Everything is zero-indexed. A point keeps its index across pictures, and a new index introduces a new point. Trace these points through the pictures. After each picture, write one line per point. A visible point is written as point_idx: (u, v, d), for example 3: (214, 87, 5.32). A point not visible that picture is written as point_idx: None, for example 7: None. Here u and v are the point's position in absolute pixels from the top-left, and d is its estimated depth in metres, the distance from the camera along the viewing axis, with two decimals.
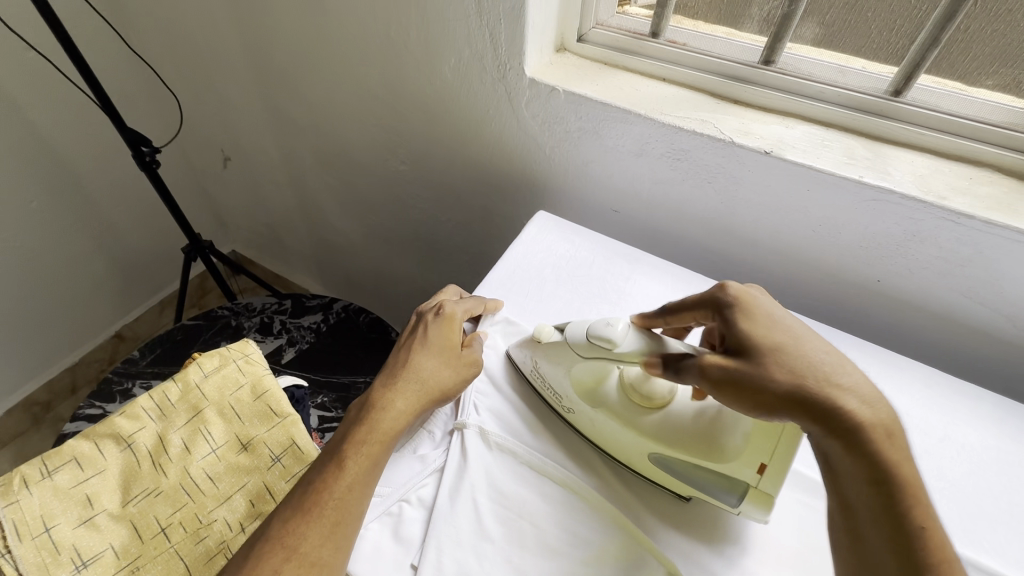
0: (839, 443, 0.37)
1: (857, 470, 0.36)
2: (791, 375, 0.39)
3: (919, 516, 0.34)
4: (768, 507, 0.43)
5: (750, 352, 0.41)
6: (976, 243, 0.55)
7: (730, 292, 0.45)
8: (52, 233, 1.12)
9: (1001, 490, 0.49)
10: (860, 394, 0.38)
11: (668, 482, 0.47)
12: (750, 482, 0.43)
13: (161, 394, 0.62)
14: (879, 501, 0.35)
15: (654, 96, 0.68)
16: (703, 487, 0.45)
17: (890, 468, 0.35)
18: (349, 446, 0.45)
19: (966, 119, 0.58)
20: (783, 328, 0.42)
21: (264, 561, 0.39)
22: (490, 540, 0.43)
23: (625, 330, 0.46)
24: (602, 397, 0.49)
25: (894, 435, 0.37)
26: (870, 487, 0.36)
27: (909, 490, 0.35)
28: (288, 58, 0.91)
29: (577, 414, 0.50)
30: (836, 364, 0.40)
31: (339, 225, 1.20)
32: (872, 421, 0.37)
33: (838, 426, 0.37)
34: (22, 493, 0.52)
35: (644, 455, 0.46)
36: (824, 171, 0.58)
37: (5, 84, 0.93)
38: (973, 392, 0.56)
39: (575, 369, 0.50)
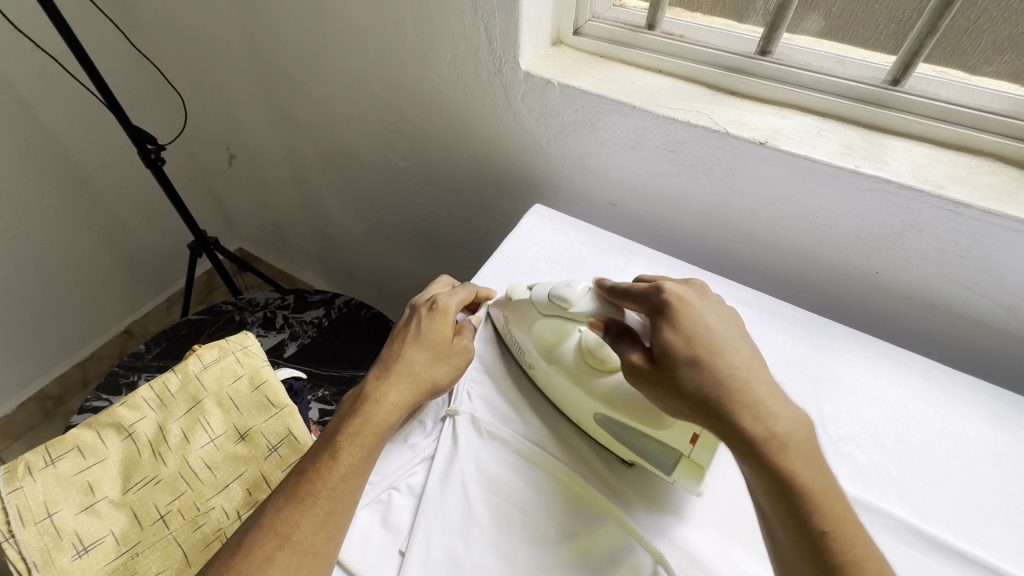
0: (743, 453, 0.39)
1: (760, 479, 0.38)
2: (700, 387, 0.41)
3: (817, 521, 0.36)
4: (700, 479, 0.44)
5: (668, 360, 0.42)
6: (975, 233, 0.54)
7: (665, 295, 0.45)
8: (62, 230, 1.14)
9: (998, 483, 0.48)
10: (763, 406, 0.40)
11: (611, 444, 0.48)
12: (682, 450, 0.44)
13: (162, 385, 0.63)
14: (780, 507, 0.37)
15: (650, 88, 0.67)
16: (644, 453, 0.46)
17: (789, 477, 0.37)
18: (342, 437, 0.46)
19: (966, 108, 0.57)
20: (702, 338, 0.43)
21: (257, 549, 0.39)
22: (478, 525, 0.44)
23: (581, 293, 0.50)
24: (558, 355, 0.50)
25: (794, 445, 0.39)
26: (773, 495, 0.38)
27: (808, 497, 0.37)
28: (289, 56, 0.92)
29: (537, 370, 0.52)
30: (746, 377, 0.41)
31: (342, 222, 1.21)
32: (771, 433, 0.39)
33: (741, 439, 0.39)
34: (27, 480, 0.54)
35: (589, 415, 0.48)
36: (820, 161, 0.57)
37: (15, 84, 0.95)
38: (973, 385, 0.55)
39: (537, 326, 0.52)
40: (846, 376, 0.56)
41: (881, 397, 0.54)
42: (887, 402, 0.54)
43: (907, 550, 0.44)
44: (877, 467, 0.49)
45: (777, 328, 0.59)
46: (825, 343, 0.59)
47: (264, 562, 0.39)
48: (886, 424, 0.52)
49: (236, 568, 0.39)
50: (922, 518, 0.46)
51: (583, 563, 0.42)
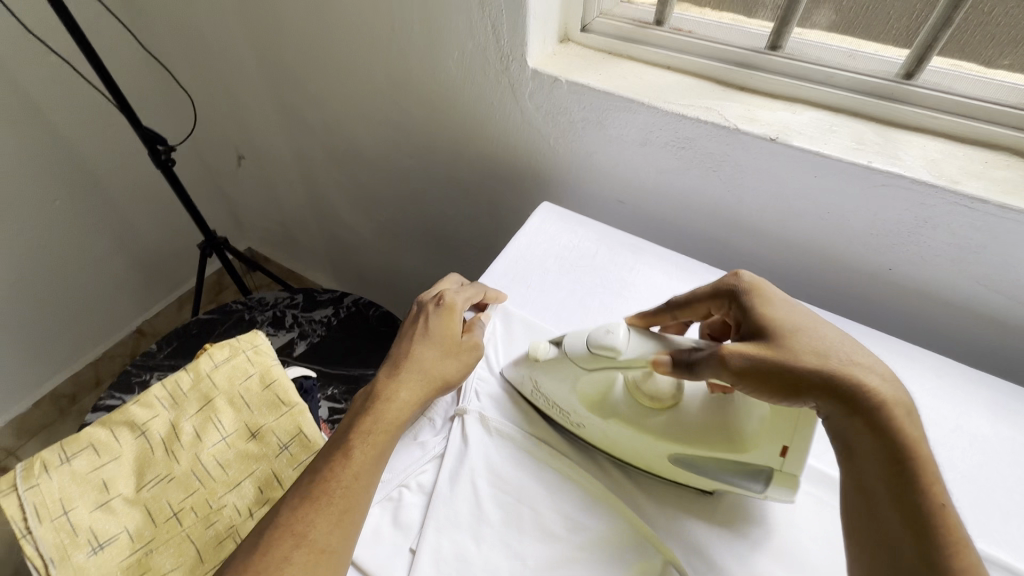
0: (858, 420, 0.36)
1: (875, 448, 0.36)
2: (812, 355, 0.38)
3: (935, 492, 0.33)
4: (793, 488, 0.43)
5: (769, 331, 0.41)
6: (990, 228, 0.53)
7: (744, 280, 0.46)
8: (74, 231, 1.15)
9: (1015, 482, 0.48)
10: (878, 374, 0.38)
11: (692, 481, 0.45)
12: (772, 466, 0.42)
13: (174, 383, 0.64)
14: (898, 477, 0.34)
15: (658, 84, 0.67)
16: (726, 480, 0.44)
17: (910, 445, 0.35)
18: (355, 435, 0.46)
19: (981, 101, 0.56)
20: (800, 312, 0.42)
21: (274, 548, 0.39)
22: (488, 523, 0.44)
23: (625, 332, 0.44)
24: (610, 408, 0.47)
25: (914, 412, 0.36)
26: (889, 465, 0.35)
27: (928, 469, 0.34)
28: (296, 56, 0.92)
29: (588, 427, 0.48)
30: (854, 346, 0.40)
31: (350, 221, 1.21)
32: (893, 399, 0.36)
33: (860, 403, 0.36)
34: (43, 477, 0.54)
35: (663, 459, 0.45)
36: (832, 157, 0.56)
37: (27, 86, 0.96)
38: (988, 383, 0.54)
39: (580, 382, 0.47)
40: None
41: None
42: None
43: None
44: None
45: None
46: None
47: (281, 561, 0.39)
48: None
49: (253, 567, 0.39)
50: None
51: (594, 562, 0.42)
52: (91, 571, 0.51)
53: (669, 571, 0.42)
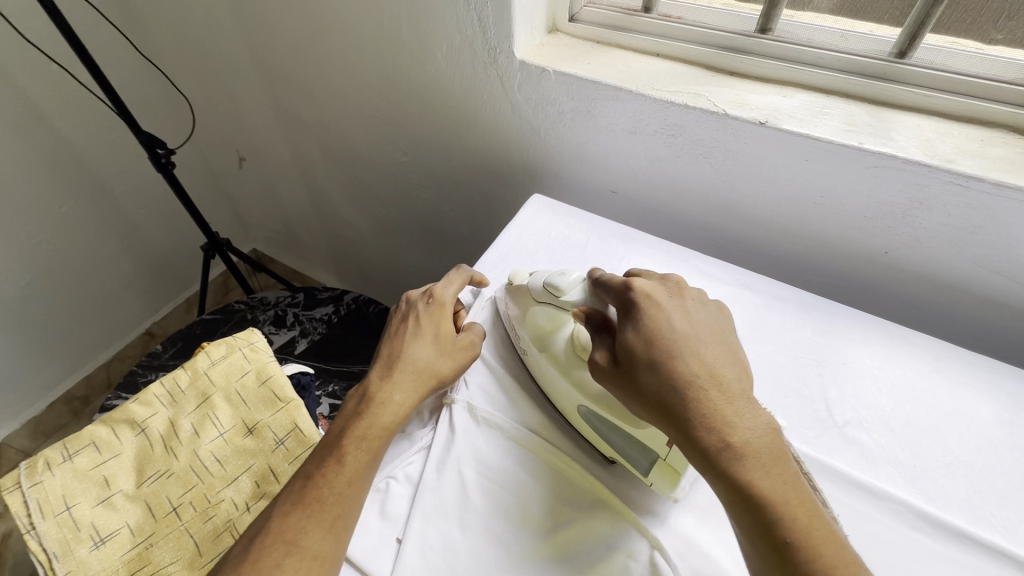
0: (699, 463, 0.37)
1: (718, 487, 0.36)
2: (658, 389, 0.39)
3: (780, 534, 0.33)
4: (677, 484, 0.42)
5: (627, 359, 0.41)
6: (987, 207, 0.52)
7: (632, 292, 0.44)
8: (80, 236, 1.17)
9: (1013, 466, 0.47)
10: (720, 413, 0.37)
11: (594, 440, 0.47)
12: (661, 453, 0.43)
13: (172, 381, 0.65)
14: (744, 519, 0.35)
15: (647, 72, 0.66)
16: (623, 449, 0.45)
17: (746, 486, 0.35)
18: (348, 439, 0.45)
19: (975, 77, 0.55)
20: (663, 339, 0.41)
21: (265, 558, 0.38)
22: (474, 512, 0.44)
23: (574, 281, 0.49)
24: (549, 344, 0.50)
25: (753, 452, 0.36)
26: (736, 505, 0.35)
27: (769, 508, 0.34)
28: (290, 57, 0.93)
29: (529, 356, 0.53)
30: (707, 382, 0.39)
31: (349, 219, 1.22)
32: (730, 440, 0.37)
33: (695, 444, 0.37)
34: (46, 475, 0.56)
35: (573, 405, 0.48)
36: (822, 140, 0.55)
37: (31, 95, 0.98)
38: (987, 366, 0.53)
39: (533, 314, 0.52)
40: (853, 359, 0.54)
41: (889, 379, 0.53)
42: (897, 384, 0.52)
43: (915, 535, 0.43)
44: (884, 451, 0.48)
45: (780, 313, 0.58)
46: (830, 325, 0.57)
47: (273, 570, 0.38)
48: (894, 407, 0.51)
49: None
50: (931, 503, 0.45)
51: (576, 550, 0.42)
52: (93, 565, 0.52)
53: (653, 556, 0.41)
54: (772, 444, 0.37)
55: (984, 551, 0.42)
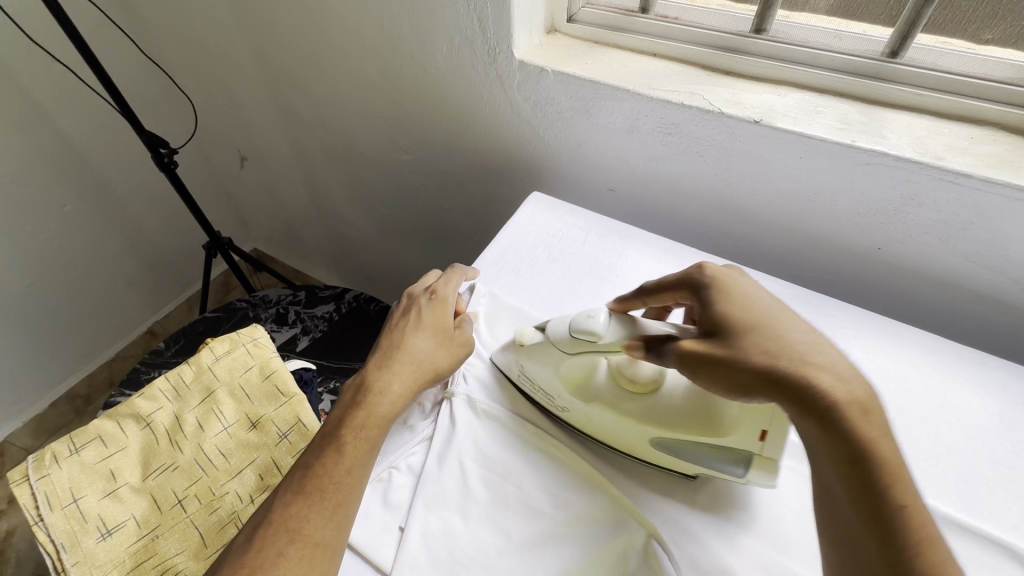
0: (814, 421, 0.34)
1: (832, 447, 0.33)
2: (768, 353, 0.37)
3: (895, 495, 0.31)
4: (774, 472, 0.42)
5: (725, 328, 0.39)
6: (976, 204, 0.53)
7: (707, 272, 0.44)
8: (83, 234, 1.18)
9: (1001, 456, 0.48)
10: (835, 370, 0.35)
11: (674, 465, 0.46)
12: (751, 451, 0.42)
13: (177, 376, 0.66)
14: (854, 479, 0.32)
15: (644, 72, 0.67)
16: (708, 462, 0.44)
17: (866, 445, 0.32)
18: (347, 429, 0.46)
19: (965, 77, 0.56)
20: (758, 307, 0.40)
21: (268, 546, 0.39)
22: (474, 501, 0.45)
23: (605, 320, 0.44)
24: (594, 390, 0.48)
25: (874, 411, 0.34)
26: (846, 465, 0.33)
27: (888, 467, 0.32)
28: (292, 57, 0.94)
29: (571, 411, 0.49)
30: (815, 343, 0.37)
31: (350, 217, 1.23)
32: (851, 397, 0.34)
33: (812, 401, 0.34)
34: (53, 468, 0.57)
35: (645, 442, 0.45)
36: (815, 138, 0.56)
37: (34, 93, 0.99)
38: (978, 359, 0.54)
39: (562, 366, 0.48)
40: (845, 352, 0.55)
41: (880, 372, 0.54)
42: (888, 376, 0.53)
43: None
44: None
45: None
46: (824, 319, 0.58)
47: (277, 557, 0.39)
48: (885, 399, 0.52)
49: (248, 565, 0.38)
50: (921, 491, 0.46)
51: (575, 537, 0.43)
52: (100, 556, 0.53)
53: (650, 544, 0.42)
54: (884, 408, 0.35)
55: (973, 538, 0.43)
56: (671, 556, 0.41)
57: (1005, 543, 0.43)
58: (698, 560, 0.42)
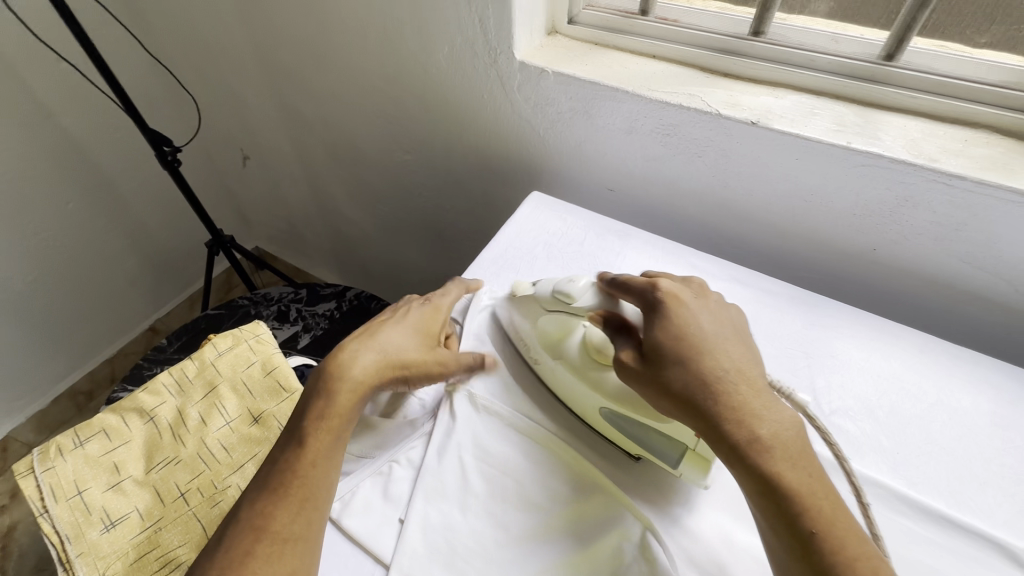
0: (728, 455, 0.38)
1: (744, 479, 0.38)
2: (689, 387, 0.40)
3: (804, 524, 0.35)
4: (705, 472, 0.44)
5: (654, 357, 0.42)
6: (970, 205, 0.54)
7: (658, 291, 0.45)
8: (86, 231, 1.19)
9: (993, 454, 0.48)
10: (745, 408, 0.39)
11: (619, 439, 0.48)
12: (687, 444, 0.44)
13: (180, 371, 0.67)
14: (767, 509, 0.36)
15: (644, 73, 0.68)
16: (649, 446, 0.46)
17: (772, 479, 0.36)
18: (310, 421, 0.46)
19: (960, 80, 0.57)
20: (689, 336, 0.42)
21: (236, 545, 0.40)
22: (473, 494, 0.46)
23: (585, 287, 0.50)
24: (563, 351, 0.51)
25: (779, 445, 0.37)
26: (758, 496, 0.37)
27: (796, 498, 0.36)
28: (295, 57, 0.95)
29: (541, 364, 0.53)
30: (733, 378, 0.40)
31: (352, 216, 1.24)
32: (756, 434, 0.38)
33: (723, 437, 0.38)
34: (58, 460, 0.57)
35: (596, 410, 0.49)
36: (811, 139, 0.57)
37: (39, 91, 1.00)
38: (971, 359, 0.55)
39: (542, 321, 0.53)
40: (841, 352, 0.56)
41: (875, 371, 0.54)
42: (882, 375, 0.54)
43: (898, 519, 0.45)
44: (869, 439, 0.50)
45: (771, 307, 0.60)
46: (820, 318, 0.59)
47: (244, 556, 0.39)
48: (879, 397, 0.52)
49: (218, 564, 0.39)
50: (914, 488, 0.46)
51: (572, 530, 0.44)
52: (104, 547, 0.54)
53: (645, 537, 0.43)
54: (796, 438, 0.38)
55: (964, 534, 0.44)
56: (666, 549, 0.42)
57: (995, 539, 0.43)
58: (692, 552, 0.43)
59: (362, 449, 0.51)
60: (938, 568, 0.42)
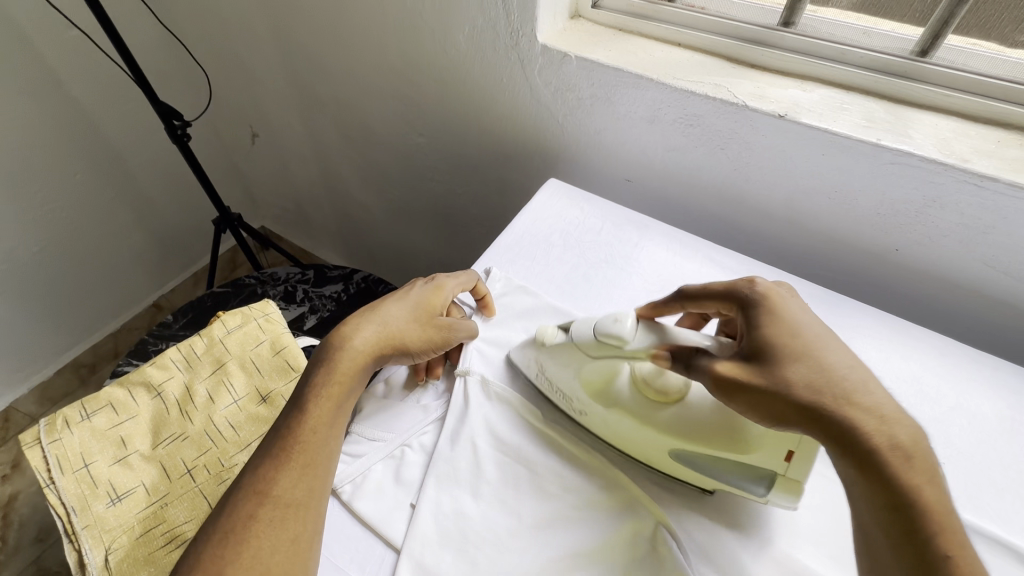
0: (856, 462, 0.35)
1: (871, 490, 0.35)
2: (811, 390, 0.37)
3: (938, 544, 0.32)
4: (796, 494, 0.41)
5: (770, 357, 0.39)
6: (999, 208, 0.53)
7: (757, 288, 0.43)
8: (93, 203, 1.18)
9: (1010, 460, 0.48)
10: (880, 411, 0.36)
11: (692, 477, 0.45)
12: (776, 471, 0.41)
13: (188, 347, 0.67)
14: (892, 525, 0.34)
15: (668, 60, 0.67)
16: (730, 479, 0.43)
17: (909, 490, 0.34)
18: (310, 388, 0.46)
19: (997, 79, 0.55)
20: (806, 336, 0.40)
21: (239, 508, 0.39)
22: (486, 481, 0.45)
23: (634, 327, 0.44)
24: (614, 396, 0.46)
25: (917, 455, 0.35)
26: (884, 510, 0.34)
27: (928, 516, 0.33)
28: (310, 31, 0.93)
29: (590, 415, 0.48)
30: (859, 380, 0.38)
31: (361, 198, 1.22)
32: (892, 440, 0.35)
33: (857, 445, 0.35)
34: (64, 432, 0.57)
35: (664, 452, 0.44)
36: (839, 135, 0.56)
37: (48, 59, 0.98)
38: (990, 363, 0.54)
39: (584, 369, 0.47)
40: (858, 352, 0.55)
41: (893, 372, 0.54)
42: (900, 377, 0.53)
43: None
44: None
45: None
46: (838, 317, 0.58)
47: (248, 519, 0.39)
48: (896, 399, 0.52)
49: (222, 527, 0.39)
50: None
51: (586, 521, 0.43)
52: (110, 521, 0.53)
53: (659, 530, 0.43)
54: (928, 448, 0.36)
55: (979, 539, 0.43)
56: (679, 542, 0.42)
57: (1009, 544, 0.43)
58: (704, 546, 0.43)
59: (373, 432, 0.49)
60: None
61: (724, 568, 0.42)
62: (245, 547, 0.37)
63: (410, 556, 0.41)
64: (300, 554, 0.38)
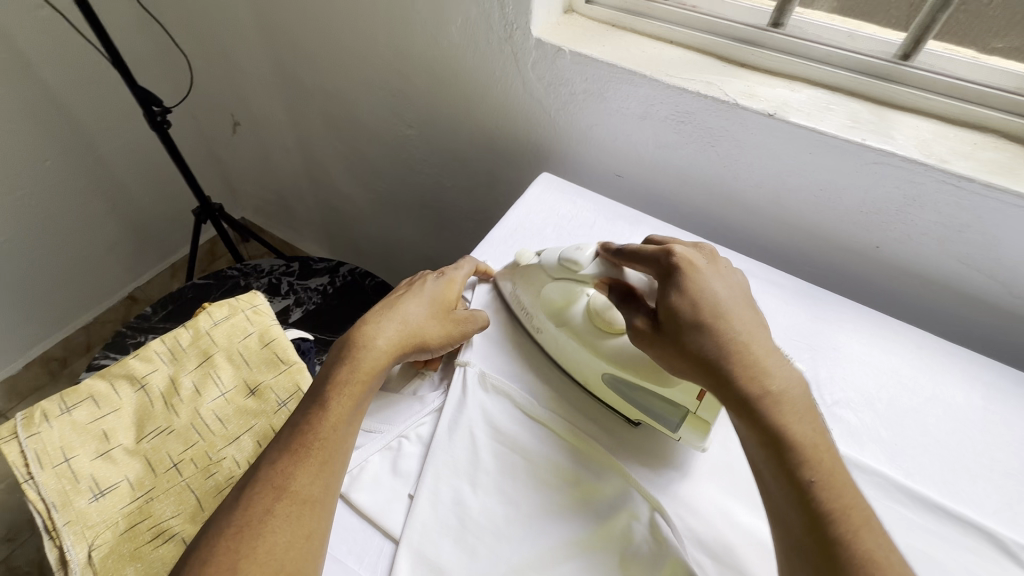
0: (737, 409, 0.40)
1: (752, 433, 0.39)
2: (709, 353, 0.41)
3: (808, 474, 0.37)
4: (705, 434, 0.46)
5: (673, 321, 0.43)
6: (974, 208, 0.55)
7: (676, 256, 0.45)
8: (64, 191, 1.14)
9: (983, 448, 0.50)
10: (760, 366, 0.41)
11: (619, 404, 0.50)
12: (689, 408, 0.46)
13: (173, 339, 0.65)
14: (772, 461, 0.38)
15: (661, 58, 0.67)
16: (651, 412, 0.47)
17: (779, 430, 0.38)
18: (332, 385, 0.45)
19: (974, 84, 0.57)
20: (709, 302, 0.43)
21: (255, 503, 0.39)
22: (485, 470, 0.46)
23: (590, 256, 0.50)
24: (566, 317, 0.53)
25: (788, 401, 0.39)
26: (764, 448, 0.39)
27: (800, 451, 0.37)
28: (297, 20, 0.91)
29: (543, 332, 0.54)
30: (747, 340, 0.42)
31: (347, 190, 1.21)
32: (766, 390, 0.40)
33: (736, 394, 0.40)
34: (44, 426, 0.55)
35: (598, 375, 0.50)
36: (825, 134, 0.57)
37: (17, 39, 0.94)
38: (965, 356, 0.57)
39: (546, 290, 0.54)
40: (842, 344, 0.57)
41: (875, 364, 0.56)
42: (882, 369, 0.55)
43: (893, 506, 0.46)
44: (868, 429, 0.51)
45: (776, 298, 0.61)
46: (823, 312, 0.60)
47: (265, 515, 0.38)
48: (878, 390, 0.54)
49: (234, 523, 0.38)
50: (910, 477, 0.48)
51: (582, 509, 0.44)
52: (93, 516, 0.51)
53: (654, 517, 0.43)
54: (803, 396, 0.40)
55: (955, 523, 0.46)
56: (674, 528, 0.43)
57: (982, 526, 0.45)
58: (700, 534, 0.43)
59: (370, 424, 0.49)
60: (931, 554, 0.44)
61: (721, 556, 0.42)
62: (260, 542, 0.37)
63: (409, 545, 0.42)
64: (314, 550, 0.38)
